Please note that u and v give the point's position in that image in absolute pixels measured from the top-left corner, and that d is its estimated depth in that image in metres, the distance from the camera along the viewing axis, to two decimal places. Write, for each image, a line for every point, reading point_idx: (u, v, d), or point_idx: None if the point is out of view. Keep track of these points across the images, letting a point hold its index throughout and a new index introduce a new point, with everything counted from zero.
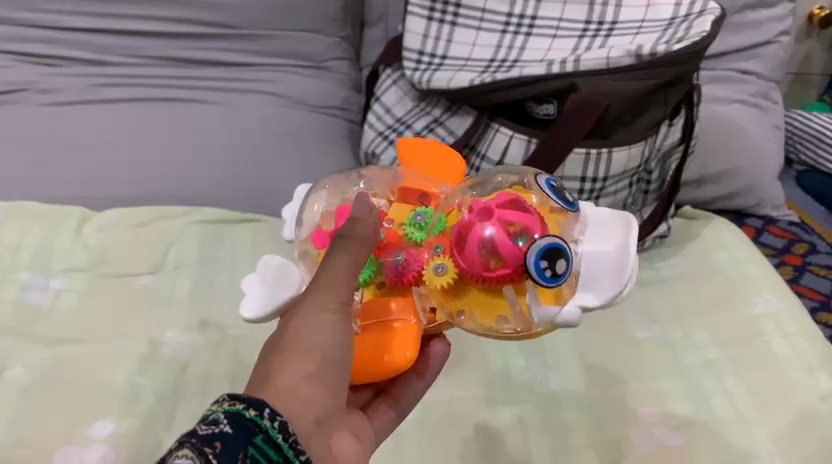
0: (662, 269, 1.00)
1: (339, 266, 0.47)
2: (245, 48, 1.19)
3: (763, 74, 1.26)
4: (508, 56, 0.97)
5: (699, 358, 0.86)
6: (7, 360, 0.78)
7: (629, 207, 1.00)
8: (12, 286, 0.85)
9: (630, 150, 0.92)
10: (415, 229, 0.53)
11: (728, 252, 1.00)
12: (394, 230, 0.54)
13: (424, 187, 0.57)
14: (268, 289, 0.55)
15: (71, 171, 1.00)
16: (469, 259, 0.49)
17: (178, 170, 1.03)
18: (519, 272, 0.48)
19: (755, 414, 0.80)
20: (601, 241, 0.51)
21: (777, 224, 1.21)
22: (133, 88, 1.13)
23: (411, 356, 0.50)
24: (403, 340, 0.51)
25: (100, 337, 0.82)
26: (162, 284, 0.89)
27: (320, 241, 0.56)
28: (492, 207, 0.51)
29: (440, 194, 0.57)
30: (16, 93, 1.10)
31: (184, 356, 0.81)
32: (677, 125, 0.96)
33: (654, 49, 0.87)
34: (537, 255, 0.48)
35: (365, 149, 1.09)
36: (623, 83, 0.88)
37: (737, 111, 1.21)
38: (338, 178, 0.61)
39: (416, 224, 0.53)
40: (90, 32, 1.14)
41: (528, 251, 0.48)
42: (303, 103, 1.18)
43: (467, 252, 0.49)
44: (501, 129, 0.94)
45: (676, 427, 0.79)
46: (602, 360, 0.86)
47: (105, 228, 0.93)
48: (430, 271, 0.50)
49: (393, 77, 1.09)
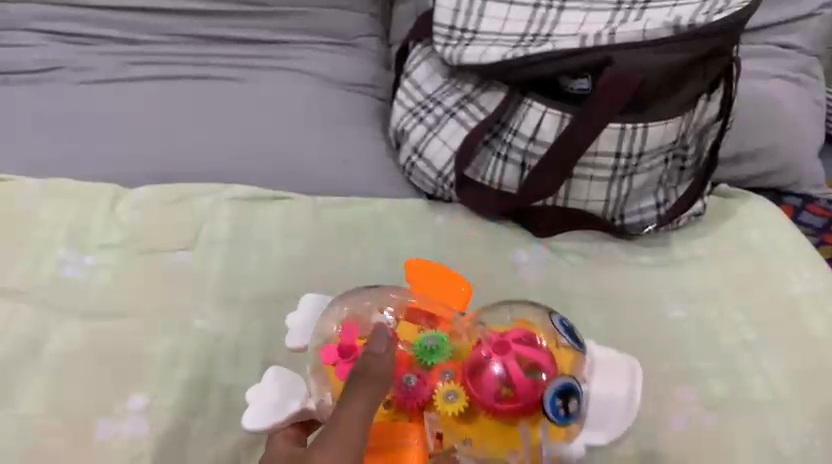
0: (696, 247, 0.97)
1: (354, 402, 0.53)
2: (274, 26, 1.20)
3: (805, 47, 1.22)
4: (542, 30, 0.96)
5: (734, 338, 0.85)
6: (46, 332, 0.80)
7: (664, 184, 0.98)
8: (49, 261, 0.87)
9: (666, 126, 0.90)
10: (427, 352, 0.63)
11: (763, 231, 0.98)
12: (407, 355, 0.63)
13: (426, 309, 0.68)
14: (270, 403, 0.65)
15: (103, 149, 1.01)
16: (412, 392, 0.60)
17: (207, 149, 1.04)
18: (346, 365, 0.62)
19: (791, 394, 0.79)
20: (609, 388, 0.65)
21: (817, 203, 1.18)
22: (163, 66, 1.14)
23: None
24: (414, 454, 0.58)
25: (134, 312, 0.83)
26: (194, 260, 0.89)
27: (329, 357, 0.64)
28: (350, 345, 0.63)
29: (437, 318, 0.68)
30: (47, 71, 1.11)
31: (218, 330, 0.82)
32: (715, 100, 0.93)
33: (693, 21, 0.86)
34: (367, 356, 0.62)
35: (394, 126, 1.08)
36: (660, 55, 0.86)
37: (776, 87, 1.18)
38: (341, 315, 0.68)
39: (428, 347, 0.63)
40: (123, 11, 1.16)
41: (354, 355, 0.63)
42: (331, 79, 1.17)
43: (407, 389, 0.61)
44: (534, 105, 0.93)
45: (709, 406, 0.78)
46: (636, 336, 0.85)
47: (138, 206, 0.94)
48: (440, 396, 0.60)
49: (423, 53, 1.08)
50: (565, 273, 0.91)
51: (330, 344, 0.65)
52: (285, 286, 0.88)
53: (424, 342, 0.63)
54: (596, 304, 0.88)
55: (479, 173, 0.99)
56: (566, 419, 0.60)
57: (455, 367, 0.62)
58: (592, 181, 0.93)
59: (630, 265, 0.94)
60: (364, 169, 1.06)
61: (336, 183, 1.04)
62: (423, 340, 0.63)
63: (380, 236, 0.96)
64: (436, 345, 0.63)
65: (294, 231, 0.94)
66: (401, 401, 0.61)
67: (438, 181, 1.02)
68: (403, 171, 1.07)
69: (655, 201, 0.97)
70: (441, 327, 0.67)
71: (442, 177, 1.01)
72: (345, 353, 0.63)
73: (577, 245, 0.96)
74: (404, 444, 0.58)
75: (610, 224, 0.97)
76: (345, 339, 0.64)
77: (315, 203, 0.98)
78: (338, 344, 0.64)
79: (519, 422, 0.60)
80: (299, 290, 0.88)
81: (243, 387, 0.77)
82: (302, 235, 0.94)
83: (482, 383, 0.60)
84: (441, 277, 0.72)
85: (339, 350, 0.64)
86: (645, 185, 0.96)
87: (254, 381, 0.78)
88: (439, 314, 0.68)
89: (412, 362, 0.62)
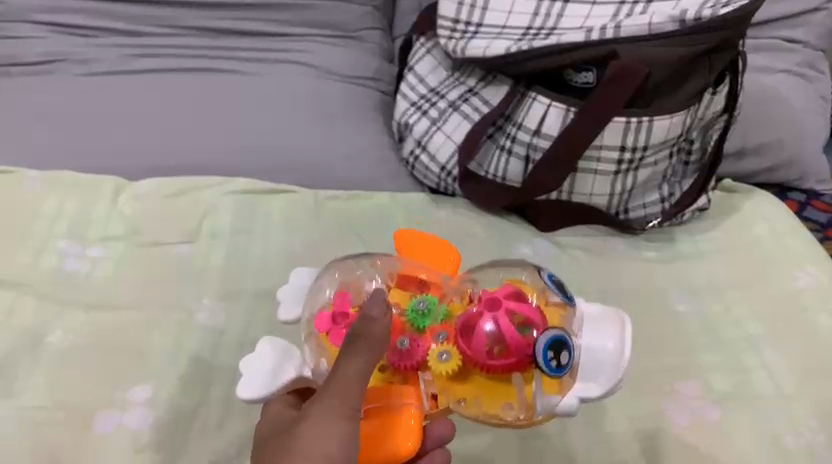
0: (699, 242, 0.96)
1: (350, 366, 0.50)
2: (276, 18, 1.19)
3: (810, 42, 1.22)
4: (546, 24, 0.96)
5: (737, 333, 0.84)
6: (48, 324, 0.79)
7: (668, 177, 0.97)
8: (51, 253, 0.86)
9: (671, 120, 0.89)
10: (419, 314, 0.59)
11: (769, 226, 0.97)
12: (400, 318, 0.60)
13: (419, 273, 0.64)
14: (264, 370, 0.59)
15: (105, 142, 1.01)
16: (406, 355, 0.58)
17: (209, 142, 1.03)
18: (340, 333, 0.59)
19: (794, 390, 0.79)
20: (598, 338, 0.59)
21: (821, 198, 1.17)
22: (166, 59, 1.14)
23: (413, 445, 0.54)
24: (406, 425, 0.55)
25: (136, 304, 0.83)
26: (197, 253, 0.89)
27: (321, 324, 0.61)
28: (344, 313, 0.61)
29: (431, 281, 0.64)
30: (49, 63, 1.11)
31: (220, 324, 0.82)
32: (720, 94, 0.92)
33: (699, 14, 0.85)
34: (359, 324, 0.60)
35: (398, 119, 1.07)
36: (668, 48, 0.85)
37: (780, 81, 1.18)
38: (334, 277, 0.66)
39: (420, 310, 0.59)
40: (125, 3, 1.16)
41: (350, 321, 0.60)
42: (332, 73, 1.16)
43: (399, 353, 0.58)
44: (538, 98, 0.92)
45: (713, 402, 0.77)
46: (639, 331, 0.84)
47: (140, 198, 0.94)
48: (433, 356, 0.57)
49: (427, 46, 1.08)
50: (568, 268, 0.91)
51: (324, 311, 0.62)
52: (287, 279, 0.88)
53: (416, 304, 0.60)
54: (600, 298, 0.88)
55: (482, 167, 0.99)
56: (558, 372, 0.56)
57: (448, 328, 0.59)
58: (596, 175, 0.93)
59: (634, 260, 0.93)
60: (368, 162, 1.05)
61: (340, 176, 1.03)
62: (416, 301, 0.60)
63: (383, 229, 0.95)
64: (428, 307, 0.60)
65: (297, 224, 0.94)
66: (393, 364, 0.58)
67: (441, 174, 1.01)
68: (406, 165, 1.07)
69: (659, 196, 0.97)
70: (433, 291, 0.63)
71: (446, 170, 1.01)
72: (336, 321, 0.60)
73: (581, 239, 0.95)
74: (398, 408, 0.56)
75: (614, 218, 0.96)
76: (340, 303, 0.62)
77: (318, 196, 0.98)
78: (332, 309, 0.61)
79: (513, 374, 0.57)
80: None
81: None
82: (304, 228, 0.94)
83: (474, 337, 0.56)
84: (429, 241, 0.68)
85: (331, 318, 0.61)
86: (650, 179, 0.96)
87: None
88: (430, 278, 0.64)
89: (404, 324, 0.59)
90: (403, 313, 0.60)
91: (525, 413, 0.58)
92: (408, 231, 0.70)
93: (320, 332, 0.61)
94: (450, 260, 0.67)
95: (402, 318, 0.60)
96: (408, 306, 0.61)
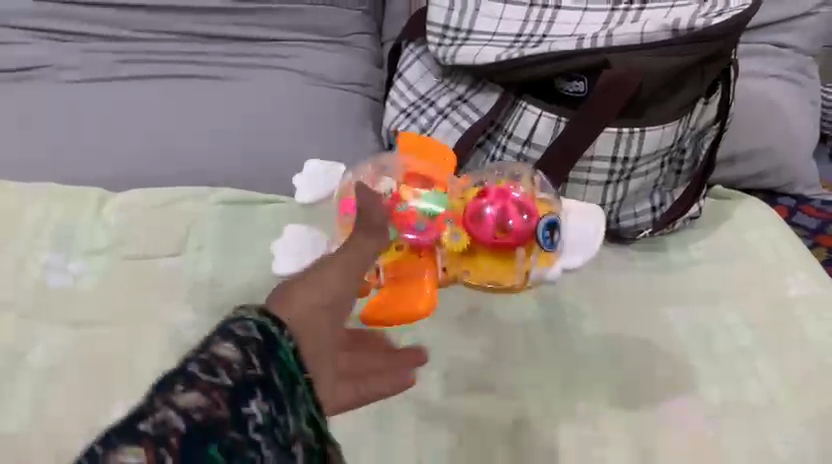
0: (692, 251, 0.96)
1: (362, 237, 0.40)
2: (264, 22, 1.17)
3: (801, 46, 1.22)
4: (537, 30, 0.95)
5: (731, 344, 0.84)
6: (33, 342, 0.78)
7: (659, 187, 0.97)
8: (35, 268, 0.85)
9: (663, 130, 0.89)
10: (432, 208, 0.71)
11: (761, 231, 0.97)
12: (411, 211, 0.71)
13: (424, 173, 0.75)
14: (302, 249, 0.79)
15: (89, 152, 0.99)
16: (417, 231, 0.70)
17: (196, 151, 1.01)
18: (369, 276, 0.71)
19: (789, 402, 0.78)
20: (582, 225, 0.78)
21: (811, 204, 1.17)
22: (152, 64, 1.12)
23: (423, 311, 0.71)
24: (417, 299, 0.71)
25: (122, 319, 0.81)
26: (185, 265, 0.88)
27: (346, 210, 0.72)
28: (376, 261, 0.71)
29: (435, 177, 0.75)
30: (33, 69, 1.09)
31: (207, 338, 0.80)
32: (712, 104, 0.92)
33: (692, 23, 0.84)
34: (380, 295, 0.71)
35: (387, 127, 1.06)
36: (662, 58, 0.85)
37: (771, 87, 1.18)
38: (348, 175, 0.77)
39: (434, 205, 0.71)
40: (110, 8, 1.14)
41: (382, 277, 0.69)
42: (321, 79, 1.15)
43: (413, 226, 0.70)
44: (529, 107, 0.91)
45: (707, 415, 0.77)
46: (632, 343, 0.83)
47: (124, 208, 0.92)
48: (447, 237, 0.71)
49: (417, 52, 1.07)
50: (561, 279, 0.90)
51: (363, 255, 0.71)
52: (276, 291, 0.86)
53: (429, 199, 0.72)
54: (593, 309, 0.87)
55: (473, 176, 0.97)
56: (553, 245, 0.72)
57: (454, 215, 0.72)
58: (587, 185, 0.92)
59: (626, 269, 0.93)
60: (358, 169, 1.04)
61: None
62: (427, 196, 0.72)
63: None
64: (436, 205, 0.72)
65: None
66: (409, 243, 0.70)
67: None
68: None
69: (651, 205, 0.96)
70: (440, 186, 0.75)
71: None
72: (383, 245, 0.70)
73: None
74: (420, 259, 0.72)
75: (606, 227, 0.96)
76: (383, 233, 0.70)
77: (307, 205, 0.96)
78: (376, 238, 0.71)
79: (517, 247, 0.71)
80: None
81: None
82: None
83: (483, 223, 0.70)
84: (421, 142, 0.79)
85: (354, 204, 0.71)
86: (640, 188, 0.95)
87: None
88: (434, 177, 0.75)
89: (416, 215, 0.70)
90: (413, 207, 0.71)
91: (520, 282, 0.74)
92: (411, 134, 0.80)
93: (344, 214, 0.72)
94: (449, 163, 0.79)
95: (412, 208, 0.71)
96: (419, 197, 0.72)
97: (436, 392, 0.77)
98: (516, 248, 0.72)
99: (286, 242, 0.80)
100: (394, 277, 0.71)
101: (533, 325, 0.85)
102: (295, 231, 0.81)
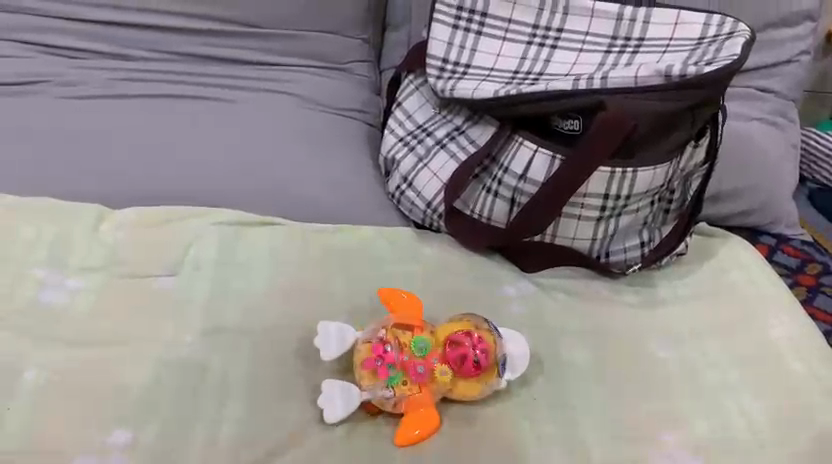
0: (678, 287, 0.99)
1: None
2: (265, 47, 1.20)
3: (782, 91, 1.27)
4: (533, 68, 0.99)
5: (715, 379, 0.87)
6: (27, 359, 0.77)
7: (648, 224, 1.00)
8: (30, 283, 0.84)
9: (654, 171, 0.92)
10: (419, 351, 0.77)
11: (744, 272, 1.01)
12: (407, 356, 0.77)
13: (410, 324, 0.80)
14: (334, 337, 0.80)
15: (88, 168, 1.00)
16: (414, 374, 0.76)
17: (195, 171, 1.02)
18: (375, 371, 0.76)
19: (771, 439, 0.81)
20: (520, 348, 0.81)
21: (790, 243, 1.20)
22: (153, 84, 1.14)
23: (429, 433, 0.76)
24: (420, 421, 0.76)
25: (117, 339, 0.81)
26: (180, 286, 0.88)
27: (367, 365, 0.77)
28: (374, 361, 0.77)
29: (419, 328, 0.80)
30: (32, 84, 1.10)
31: (204, 359, 0.81)
32: (701, 146, 0.95)
33: (684, 71, 0.87)
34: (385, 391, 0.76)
35: (385, 155, 1.09)
36: (657, 102, 0.88)
37: (755, 129, 1.22)
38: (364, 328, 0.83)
39: (420, 348, 0.77)
40: (112, 26, 1.15)
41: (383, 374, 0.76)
42: (320, 104, 1.18)
43: (411, 373, 0.76)
44: (525, 143, 0.94)
45: (694, 450, 0.79)
46: (621, 377, 0.86)
47: (123, 226, 0.93)
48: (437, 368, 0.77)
49: (416, 83, 1.10)
50: (552, 310, 0.93)
51: (365, 353, 0.78)
52: (272, 313, 0.87)
53: (418, 345, 0.77)
54: (583, 340, 0.90)
55: (468, 206, 1.00)
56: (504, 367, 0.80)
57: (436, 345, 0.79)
58: (580, 220, 0.96)
59: (615, 304, 0.96)
60: (354, 195, 1.06)
61: (326, 207, 1.03)
62: (418, 341, 0.78)
63: (370, 265, 0.95)
64: (423, 347, 0.77)
65: (283, 257, 0.94)
66: (408, 377, 0.76)
67: (427, 211, 1.02)
68: (391, 199, 1.07)
69: (639, 241, 0.99)
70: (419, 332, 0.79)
71: (432, 207, 1.02)
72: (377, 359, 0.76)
73: (563, 281, 0.97)
74: (419, 391, 0.76)
75: (595, 261, 0.99)
76: (378, 352, 0.77)
77: (304, 229, 0.98)
78: (371, 354, 0.77)
79: (486, 374, 0.78)
80: (288, 319, 0.86)
81: (230, 421, 0.75)
82: (291, 262, 0.93)
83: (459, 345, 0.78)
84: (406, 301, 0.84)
85: (374, 356, 0.77)
86: (631, 225, 0.98)
87: (242, 415, 0.76)
88: (414, 325, 0.80)
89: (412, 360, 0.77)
90: (408, 350, 0.77)
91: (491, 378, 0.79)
92: (389, 296, 0.85)
93: (367, 370, 0.77)
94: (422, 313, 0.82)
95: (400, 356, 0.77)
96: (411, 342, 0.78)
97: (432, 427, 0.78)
98: (483, 379, 0.78)
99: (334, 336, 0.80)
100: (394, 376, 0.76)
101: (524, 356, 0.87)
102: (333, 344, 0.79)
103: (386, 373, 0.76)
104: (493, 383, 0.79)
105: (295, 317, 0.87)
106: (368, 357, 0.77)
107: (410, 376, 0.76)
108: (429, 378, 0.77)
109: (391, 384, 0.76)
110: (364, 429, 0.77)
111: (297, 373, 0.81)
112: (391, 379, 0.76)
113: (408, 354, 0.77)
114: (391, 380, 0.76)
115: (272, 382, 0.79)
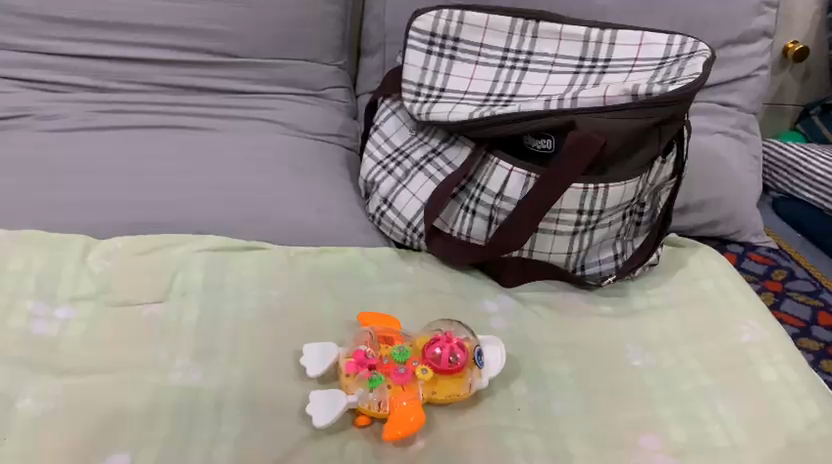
0: (652, 296, 1.03)
1: None
2: (243, 76, 1.22)
3: (743, 106, 1.33)
4: (505, 91, 1.03)
5: (690, 384, 0.90)
6: (19, 391, 0.77)
7: (621, 237, 1.05)
8: (20, 315, 0.85)
9: (625, 186, 0.96)
10: (399, 354, 0.83)
11: (714, 280, 1.05)
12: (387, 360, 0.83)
13: (389, 333, 0.87)
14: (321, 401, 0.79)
15: (72, 199, 1.00)
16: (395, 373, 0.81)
17: (178, 198, 1.04)
18: (359, 372, 0.81)
19: (747, 441, 0.84)
20: (494, 350, 0.87)
21: (757, 251, 1.25)
22: (135, 115, 1.15)
23: (417, 419, 0.78)
24: (407, 409, 0.79)
25: (110, 367, 0.81)
26: (170, 311, 0.89)
27: (351, 368, 0.82)
28: (357, 364, 0.82)
29: (398, 336, 0.87)
30: (14, 117, 1.11)
31: (196, 383, 0.81)
32: (669, 162, 1.00)
33: (650, 90, 0.92)
34: (371, 393, 0.80)
35: (365, 177, 1.11)
36: (624, 120, 0.92)
37: (718, 142, 1.28)
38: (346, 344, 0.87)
39: (399, 351, 0.83)
40: (91, 59, 1.16)
41: (366, 374, 0.81)
42: (300, 129, 1.20)
43: (392, 373, 0.82)
44: (501, 163, 0.97)
45: (674, 453, 0.81)
46: (600, 385, 0.89)
47: (110, 256, 0.94)
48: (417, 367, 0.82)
49: (393, 107, 1.14)
50: (532, 323, 0.96)
51: (348, 359, 0.83)
52: (261, 336, 0.88)
53: (397, 349, 0.84)
54: (564, 351, 0.93)
55: (448, 225, 1.02)
56: (481, 364, 0.85)
57: (415, 351, 0.85)
58: (555, 235, 0.99)
59: (593, 315, 0.99)
60: (336, 216, 1.07)
61: (311, 230, 1.05)
62: (397, 347, 0.84)
63: (355, 285, 0.98)
64: (402, 350, 0.84)
65: (270, 280, 0.95)
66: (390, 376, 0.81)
67: (408, 230, 1.04)
68: (372, 220, 1.09)
69: (613, 253, 1.04)
70: (397, 339, 0.86)
71: (412, 227, 1.04)
72: (360, 362, 0.82)
73: (542, 295, 1.00)
74: (402, 388, 0.81)
75: (573, 274, 1.03)
76: (359, 355, 0.82)
77: (289, 252, 1.00)
78: (353, 359, 0.82)
79: (465, 369, 0.83)
80: (276, 340, 0.88)
81: (224, 444, 0.76)
82: (276, 285, 0.95)
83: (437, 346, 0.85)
84: (384, 318, 0.89)
85: (356, 361, 0.82)
86: (604, 239, 1.02)
87: (236, 436, 0.77)
88: (392, 334, 0.87)
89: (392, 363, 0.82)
90: (388, 355, 0.83)
91: (471, 376, 0.84)
92: (370, 316, 0.89)
93: (351, 374, 0.81)
94: (399, 325, 0.89)
95: (382, 360, 0.83)
96: (390, 349, 0.84)
97: (422, 442, 0.79)
98: (461, 376, 0.83)
99: (321, 395, 0.79)
100: (377, 376, 0.81)
101: (508, 370, 0.89)
102: (321, 410, 0.78)
103: (369, 374, 0.81)
104: (471, 380, 0.84)
105: (283, 339, 0.88)
106: (351, 362, 0.82)
107: (393, 376, 0.81)
108: (410, 377, 0.82)
109: (375, 382, 0.80)
110: (356, 448, 0.78)
111: (289, 393, 0.82)
112: (374, 379, 0.80)
113: (388, 358, 0.83)
114: (375, 379, 0.80)
115: (264, 404, 0.80)
